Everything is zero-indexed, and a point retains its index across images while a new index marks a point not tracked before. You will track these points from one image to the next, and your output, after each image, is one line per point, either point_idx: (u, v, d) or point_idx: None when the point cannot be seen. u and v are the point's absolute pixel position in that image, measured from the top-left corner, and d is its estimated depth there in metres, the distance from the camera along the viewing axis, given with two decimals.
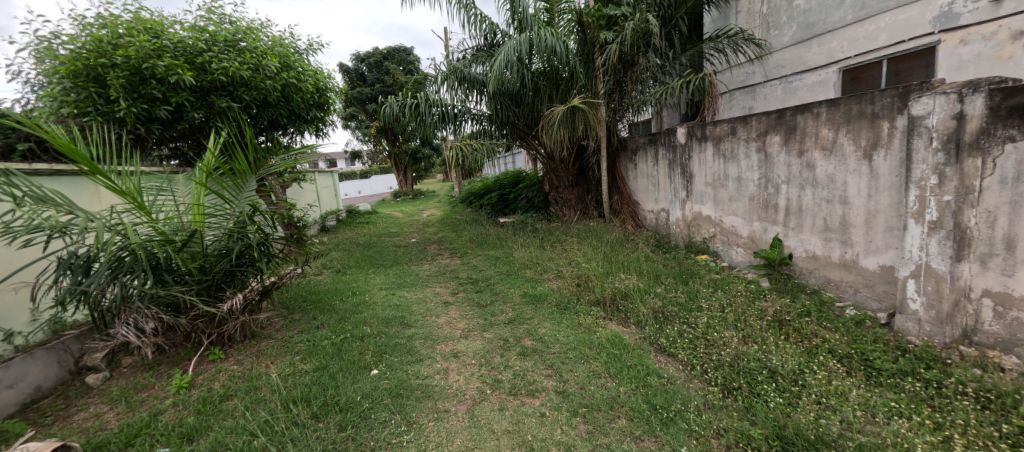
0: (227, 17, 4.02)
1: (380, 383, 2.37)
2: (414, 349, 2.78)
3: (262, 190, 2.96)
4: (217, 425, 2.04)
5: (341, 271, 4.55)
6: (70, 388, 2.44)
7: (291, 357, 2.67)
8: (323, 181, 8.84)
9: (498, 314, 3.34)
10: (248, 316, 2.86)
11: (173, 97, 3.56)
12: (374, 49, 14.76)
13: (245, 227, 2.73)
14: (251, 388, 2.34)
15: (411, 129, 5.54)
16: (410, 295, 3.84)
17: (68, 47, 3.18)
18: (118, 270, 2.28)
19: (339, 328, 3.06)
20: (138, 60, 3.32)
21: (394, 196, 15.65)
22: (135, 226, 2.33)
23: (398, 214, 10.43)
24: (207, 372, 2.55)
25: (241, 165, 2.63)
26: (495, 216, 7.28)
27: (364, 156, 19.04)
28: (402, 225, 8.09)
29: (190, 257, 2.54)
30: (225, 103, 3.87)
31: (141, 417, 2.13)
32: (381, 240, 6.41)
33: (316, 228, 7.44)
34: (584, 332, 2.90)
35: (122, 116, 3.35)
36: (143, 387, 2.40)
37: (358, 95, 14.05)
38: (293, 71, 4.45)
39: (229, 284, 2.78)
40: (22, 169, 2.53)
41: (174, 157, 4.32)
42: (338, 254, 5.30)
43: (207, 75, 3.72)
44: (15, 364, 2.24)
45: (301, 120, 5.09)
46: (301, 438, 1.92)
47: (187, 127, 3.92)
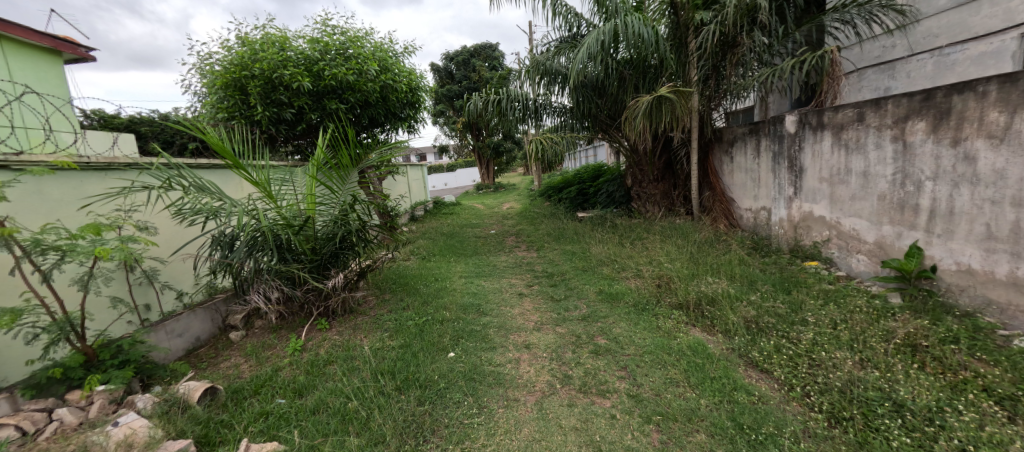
0: (337, 28, 4.51)
1: (456, 365, 2.52)
2: (489, 337, 2.90)
3: (363, 181, 3.33)
4: (320, 386, 2.36)
5: (426, 258, 4.88)
6: (218, 341, 3.03)
7: (381, 333, 2.97)
8: (413, 174, 9.54)
9: (572, 309, 3.30)
10: (348, 293, 3.24)
11: (296, 102, 4.15)
12: (462, 47, 15.36)
13: (348, 215, 3.08)
14: (348, 357, 2.66)
15: (494, 125, 5.67)
16: (488, 284, 3.99)
17: (221, 63, 3.89)
18: (253, 247, 2.73)
19: (423, 310, 3.31)
20: (270, 71, 3.92)
21: (477, 189, 16.31)
22: (265, 211, 2.76)
23: (479, 205, 10.81)
24: (315, 339, 2.96)
25: (344, 159, 3.03)
26: (574, 210, 7.18)
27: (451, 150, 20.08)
28: (482, 217, 8.36)
29: (305, 239, 2.94)
30: (336, 105, 4.38)
31: (267, 371, 2.54)
32: (464, 231, 6.71)
33: (406, 217, 8.05)
34: (663, 336, 2.74)
35: (259, 118, 4.06)
36: (268, 347, 2.88)
37: (447, 93, 14.81)
38: (391, 73, 4.81)
39: (334, 264, 3.16)
40: (189, 162, 3.15)
41: (296, 153, 5.00)
42: (423, 242, 5.70)
43: (321, 80, 4.24)
44: (183, 318, 2.86)
45: (396, 118, 5.50)
46: (386, 406, 2.12)
47: (306, 127, 4.53)
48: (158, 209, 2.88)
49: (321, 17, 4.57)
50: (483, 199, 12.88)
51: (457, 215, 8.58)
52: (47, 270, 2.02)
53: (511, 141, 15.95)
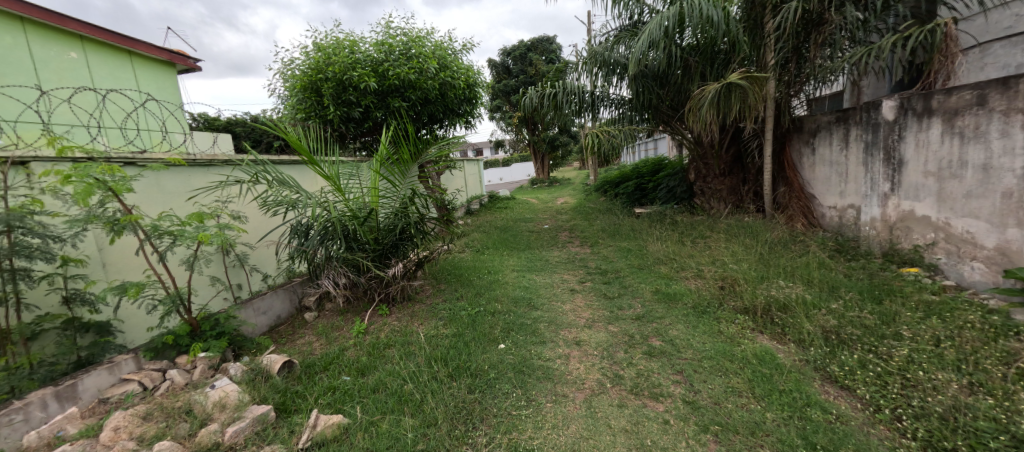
0: (400, 29, 4.73)
1: (506, 357, 2.56)
2: (539, 331, 2.90)
3: (422, 176, 3.50)
4: (380, 367, 2.52)
5: (480, 251, 5.00)
6: (295, 320, 3.35)
7: (436, 321, 3.11)
8: (470, 169, 9.76)
9: (625, 308, 3.20)
10: (407, 281, 3.42)
11: (363, 101, 4.44)
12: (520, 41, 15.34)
13: (407, 208, 3.26)
14: (405, 341, 2.82)
15: (549, 119, 5.61)
16: (540, 278, 4.00)
17: (300, 68, 4.28)
18: (325, 236, 2.97)
19: (475, 301, 3.40)
20: (341, 73, 4.24)
21: (533, 183, 16.31)
22: (334, 203, 2.99)
23: (533, 200, 10.81)
24: (377, 323, 3.17)
25: (405, 154, 3.23)
26: (630, 206, 6.92)
27: (507, 145, 20.24)
28: (537, 211, 8.36)
29: (369, 230, 3.14)
30: (399, 103, 4.62)
31: (335, 350, 2.77)
32: (517, 225, 6.75)
33: (462, 211, 8.27)
34: (725, 341, 2.55)
35: (332, 117, 4.42)
36: (337, 328, 3.13)
37: (503, 88, 14.88)
38: (450, 70, 4.95)
39: (394, 254, 3.33)
40: (273, 159, 3.51)
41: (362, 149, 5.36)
42: (478, 235, 5.84)
43: (385, 80, 4.48)
44: (267, 298, 3.21)
45: (453, 114, 5.61)
46: (439, 391, 2.20)
47: (371, 125, 4.83)
48: (248, 201, 3.26)
49: (385, 20, 4.82)
50: (537, 194, 12.85)
51: (511, 209, 8.65)
52: (163, 250, 2.37)
53: (567, 135, 15.72)
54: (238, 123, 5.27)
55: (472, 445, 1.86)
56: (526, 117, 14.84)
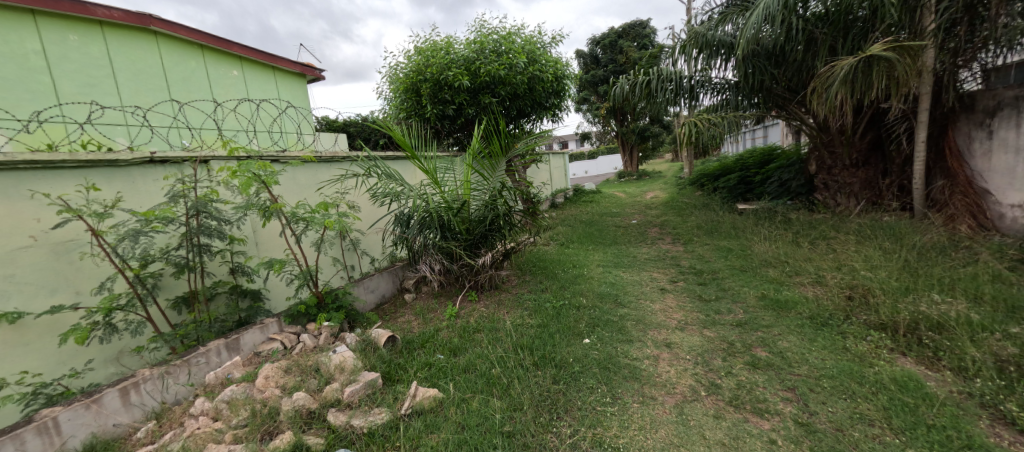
0: (492, 27, 4.89)
1: (590, 352, 2.53)
2: (626, 329, 2.82)
3: (510, 170, 3.61)
4: (470, 349, 2.68)
5: (564, 245, 4.99)
6: (396, 300, 3.71)
7: (522, 311, 3.20)
8: (555, 162, 9.71)
9: (724, 312, 2.94)
10: (495, 271, 3.57)
11: (457, 99, 4.69)
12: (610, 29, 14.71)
13: (495, 201, 3.35)
14: (493, 328, 2.95)
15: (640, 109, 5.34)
16: (626, 275, 3.87)
17: (404, 71, 4.68)
18: (424, 226, 3.21)
19: (560, 294, 3.43)
20: (437, 74, 4.54)
21: (620, 176, 15.70)
22: (431, 195, 3.22)
23: (619, 194, 10.41)
24: (467, 308, 3.37)
25: (495, 148, 3.40)
26: (731, 201, 6.30)
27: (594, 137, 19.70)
28: (623, 206, 8.03)
29: (461, 221, 3.32)
30: (489, 100, 4.78)
31: (429, 330, 3.00)
32: (603, 219, 6.57)
33: (547, 204, 8.29)
34: (851, 359, 2.21)
35: (429, 115, 4.76)
36: (431, 310, 3.40)
37: (591, 78, 14.43)
38: (538, 64, 4.98)
39: (484, 244, 3.49)
40: (382, 155, 3.91)
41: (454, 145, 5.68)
42: (562, 228, 5.83)
43: (477, 78, 4.68)
44: (374, 278, 3.60)
45: (541, 107, 5.62)
46: (525, 378, 2.26)
47: (463, 121, 5.08)
48: (361, 192, 3.70)
49: (478, 20, 5.01)
50: (624, 187, 12.33)
51: (597, 203, 8.43)
52: (299, 233, 2.81)
53: (659, 124, 14.79)
54: (352, 123, 5.93)
55: (555, 433, 1.86)
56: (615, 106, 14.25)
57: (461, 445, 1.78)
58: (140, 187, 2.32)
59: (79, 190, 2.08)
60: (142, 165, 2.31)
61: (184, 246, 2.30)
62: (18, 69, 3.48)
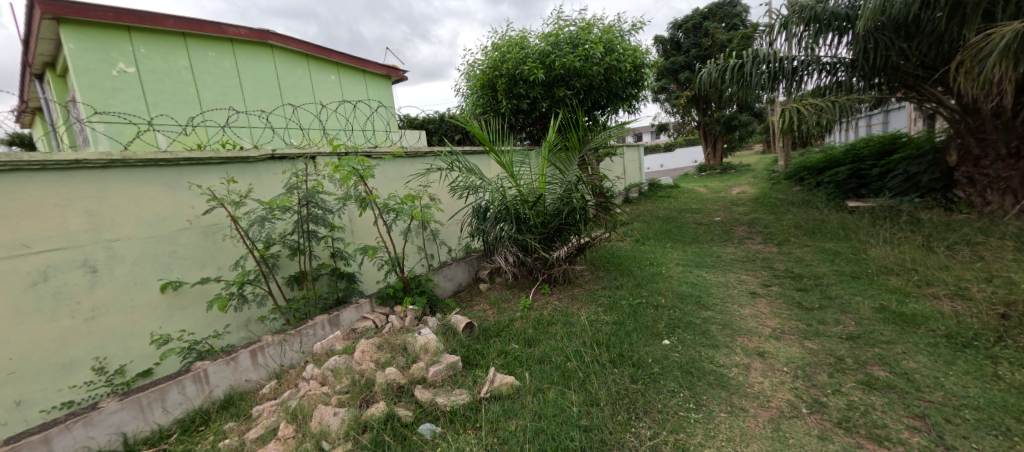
0: (568, 19, 4.81)
1: (671, 354, 2.41)
2: (710, 333, 2.64)
3: (584, 164, 3.55)
4: (545, 341, 2.70)
5: (639, 241, 4.80)
6: (472, 289, 3.86)
7: (596, 307, 3.14)
8: (630, 155, 9.32)
9: (828, 323, 2.62)
10: (569, 265, 3.55)
11: (531, 93, 4.70)
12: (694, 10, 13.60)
13: (571, 195, 3.34)
14: (567, 322, 2.95)
15: (728, 95, 4.97)
16: (710, 276, 3.61)
17: (481, 68, 4.80)
18: (501, 218, 3.29)
19: (637, 292, 3.31)
20: (513, 69, 4.58)
21: (701, 170, 14.64)
22: (508, 188, 3.30)
23: (700, 189, 9.71)
24: (541, 301, 3.40)
25: (573, 140, 3.35)
26: (838, 197, 5.56)
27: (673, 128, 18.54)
28: (705, 202, 7.47)
29: (536, 214, 3.34)
30: (564, 92, 4.71)
31: (504, 320, 3.07)
32: (682, 215, 6.18)
33: (620, 199, 8.00)
34: (1004, 389, 1.84)
35: (503, 110, 4.84)
36: (506, 300, 3.48)
37: (671, 65, 13.46)
38: (616, 54, 4.80)
39: (558, 238, 3.48)
40: (462, 149, 4.07)
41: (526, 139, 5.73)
42: (638, 225, 5.60)
43: (552, 71, 4.65)
44: (452, 268, 3.78)
45: (617, 99, 5.41)
46: (602, 374, 2.23)
47: (537, 115, 5.08)
48: (441, 186, 3.94)
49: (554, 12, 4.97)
50: (706, 182, 11.48)
51: (675, 199, 7.94)
52: (390, 222, 3.05)
53: (749, 113, 13.47)
54: (431, 120, 6.22)
55: (634, 433, 1.81)
56: (697, 94, 13.24)
57: (539, 433, 1.81)
58: (265, 180, 2.71)
59: (222, 182, 2.50)
60: (267, 161, 2.69)
61: (297, 231, 2.61)
62: (174, 83, 4.27)
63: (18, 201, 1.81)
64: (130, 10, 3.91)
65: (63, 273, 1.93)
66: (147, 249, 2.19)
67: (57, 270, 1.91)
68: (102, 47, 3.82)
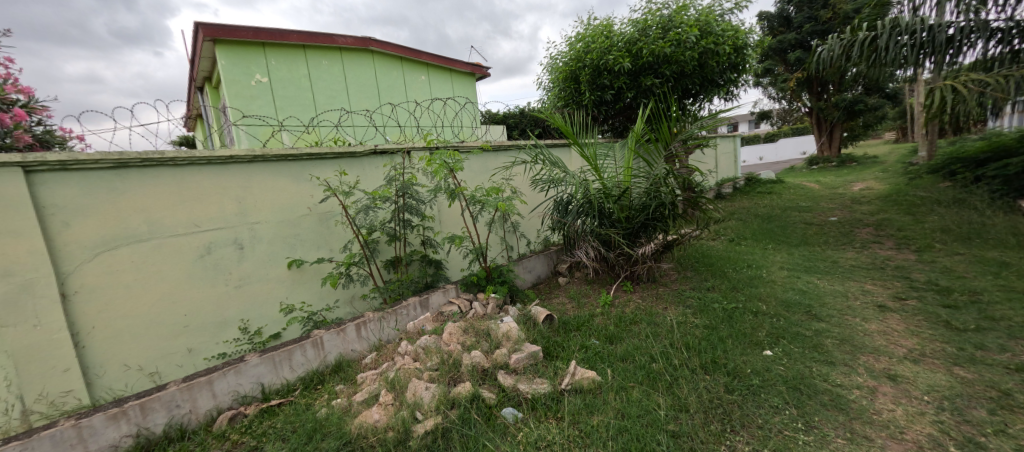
0: (660, 2, 4.52)
1: (773, 366, 2.18)
2: (824, 347, 2.33)
3: (675, 157, 3.30)
4: (627, 339, 2.62)
5: (735, 241, 4.40)
6: (551, 281, 3.88)
7: (684, 308, 2.96)
8: (724, 147, 8.53)
9: (988, 349, 2.15)
10: (655, 263, 3.38)
11: (616, 83, 4.52)
12: None
13: (659, 189, 3.14)
14: (652, 321, 2.82)
15: (854, 74, 4.43)
16: (823, 283, 3.17)
17: (565, 60, 4.73)
18: (583, 211, 3.23)
19: (732, 295, 3.04)
20: (598, 59, 4.43)
21: (813, 163, 12.88)
22: (591, 182, 3.22)
23: (810, 184, 8.56)
24: (622, 298, 3.29)
25: (664, 132, 3.16)
26: (1004, 196, 4.51)
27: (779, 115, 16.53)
28: (817, 199, 6.57)
29: (621, 209, 3.22)
30: (652, 81, 4.44)
31: (584, 314, 3.03)
32: (787, 214, 5.52)
33: (713, 195, 7.38)
34: None
35: (586, 102, 4.73)
36: (586, 295, 3.43)
37: (778, 45, 11.80)
38: (713, 36, 4.40)
39: (644, 233, 3.32)
40: (546, 142, 4.07)
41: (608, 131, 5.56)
42: (733, 223, 5.13)
43: (639, 59, 4.41)
44: (532, 259, 3.84)
45: (713, 85, 4.96)
46: (692, 380, 2.09)
47: (622, 106, 4.87)
48: (523, 179, 4.03)
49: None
50: (818, 176, 10.09)
51: (778, 195, 7.09)
52: (475, 213, 3.17)
53: (880, 95, 11.47)
54: (512, 115, 6.30)
55: (729, 446, 1.68)
56: (810, 76, 11.59)
57: (622, 432, 1.76)
58: (370, 173, 3.00)
59: (336, 175, 2.82)
60: (371, 155, 2.98)
61: (394, 219, 2.84)
62: (296, 89, 4.91)
63: (190, 189, 2.23)
64: (264, 28, 4.54)
65: (220, 248, 2.35)
66: (278, 231, 2.57)
67: (215, 246, 2.33)
68: (244, 62, 4.53)
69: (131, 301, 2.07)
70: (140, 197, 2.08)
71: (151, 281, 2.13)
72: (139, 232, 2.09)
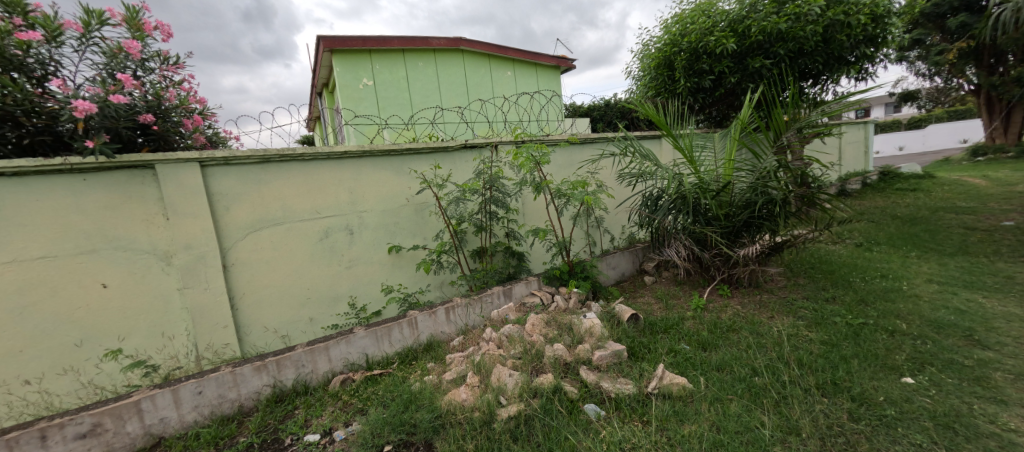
0: None
1: (916, 397, 1.83)
2: (992, 382, 1.89)
3: (790, 148, 2.85)
4: (725, 347, 2.41)
5: (863, 246, 3.78)
6: (636, 280, 3.71)
7: (795, 319, 2.63)
8: (850, 135, 7.35)
9: None
10: (758, 266, 3.05)
11: (717, 67, 4.12)
12: None
13: (767, 184, 2.79)
14: (755, 331, 2.55)
15: None
16: (990, 303, 2.58)
17: (659, 45, 4.43)
18: (675, 206, 3.02)
19: (859, 310, 2.62)
20: (697, 41, 4.07)
21: (976, 153, 10.51)
22: (687, 176, 2.98)
23: (971, 179, 7.00)
24: (718, 302, 3.03)
25: (777, 122, 2.75)
26: None
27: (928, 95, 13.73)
28: (980, 197, 5.35)
29: (719, 205, 2.96)
30: (760, 63, 3.98)
31: (674, 317, 2.85)
32: (935, 215, 4.59)
33: (833, 191, 6.42)
34: None
35: (681, 90, 4.40)
36: (675, 297, 3.22)
37: (934, 12, 9.41)
38: (843, 6, 3.77)
39: (747, 233, 3.01)
40: (637, 134, 3.88)
41: (705, 120, 5.13)
42: (861, 225, 4.41)
43: (746, 39, 3.97)
44: (617, 256, 3.71)
45: (840, 64, 4.28)
46: (805, 401, 1.86)
47: (723, 92, 4.43)
48: (610, 173, 3.91)
49: None
50: (983, 170, 8.20)
51: (924, 193, 5.91)
52: (560, 207, 3.15)
53: None
54: (597, 107, 6.13)
55: None
56: (978, 45, 9.39)
57: (718, 446, 1.64)
58: (461, 167, 3.16)
59: (431, 168, 3.02)
60: (463, 149, 3.13)
61: (482, 211, 2.95)
62: (397, 91, 5.35)
63: (314, 179, 2.56)
64: (372, 37, 5.03)
65: (335, 232, 2.67)
66: (382, 219, 2.84)
67: (332, 230, 2.66)
68: (355, 68, 5.05)
69: (269, 273, 2.45)
70: (278, 186, 2.45)
71: (284, 258, 2.50)
72: (276, 216, 2.46)
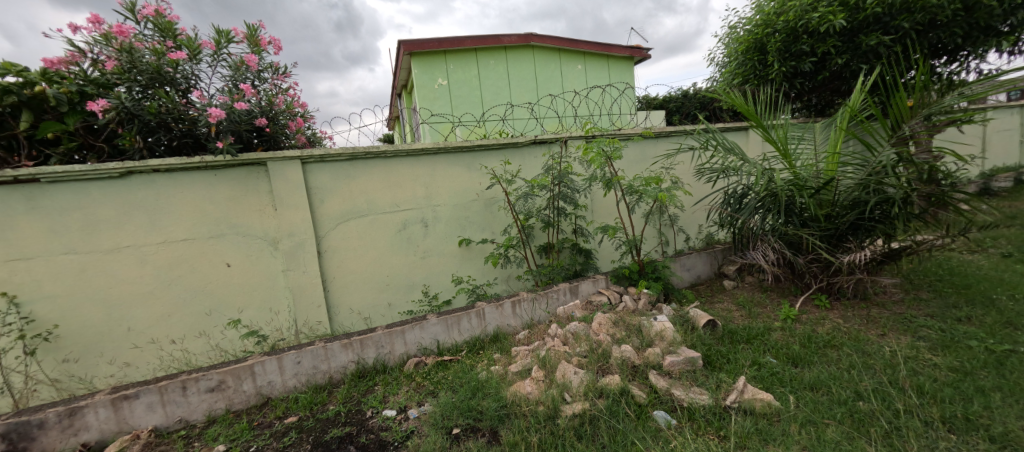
0: None
1: None
2: None
3: (916, 139, 2.42)
4: (820, 365, 2.14)
5: (1012, 257, 3.12)
6: (715, 283, 3.45)
7: (914, 340, 2.25)
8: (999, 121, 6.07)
9: None
10: (867, 275, 2.66)
11: (820, 48, 3.64)
12: None
13: (881, 180, 2.40)
14: (860, 348, 2.23)
15: None
16: None
17: (749, 27, 4.02)
18: (763, 205, 2.75)
19: (1004, 333, 2.17)
20: (796, 20, 3.61)
21: None
22: (779, 172, 2.68)
23: None
24: (813, 314, 2.70)
25: (898, 107, 2.35)
26: None
27: None
28: None
29: (819, 204, 2.63)
30: (877, 39, 3.43)
31: (759, 326, 2.60)
32: None
33: (972, 189, 5.36)
34: None
35: (774, 76, 3.96)
36: (760, 304, 2.93)
37: None
38: None
39: (855, 236, 2.64)
40: (720, 126, 3.57)
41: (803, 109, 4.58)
42: (1011, 232, 3.63)
43: (859, 12, 3.44)
44: (693, 257, 3.48)
45: (989, 34, 3.55)
46: (924, 435, 1.59)
47: (827, 76, 3.90)
48: (687, 168, 3.67)
49: None
50: None
51: None
52: (632, 204, 3.03)
53: None
54: (674, 98, 5.78)
55: None
56: None
57: None
58: (530, 162, 3.18)
59: (501, 164, 3.08)
60: (532, 145, 3.15)
61: (549, 207, 2.95)
62: (470, 89, 5.54)
63: (395, 175, 2.76)
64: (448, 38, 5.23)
65: (412, 225, 2.85)
66: (454, 213, 2.98)
67: (409, 223, 2.85)
68: (432, 69, 5.33)
69: (355, 260, 2.71)
70: (364, 181, 2.69)
71: (367, 247, 2.73)
72: (362, 209, 2.70)
